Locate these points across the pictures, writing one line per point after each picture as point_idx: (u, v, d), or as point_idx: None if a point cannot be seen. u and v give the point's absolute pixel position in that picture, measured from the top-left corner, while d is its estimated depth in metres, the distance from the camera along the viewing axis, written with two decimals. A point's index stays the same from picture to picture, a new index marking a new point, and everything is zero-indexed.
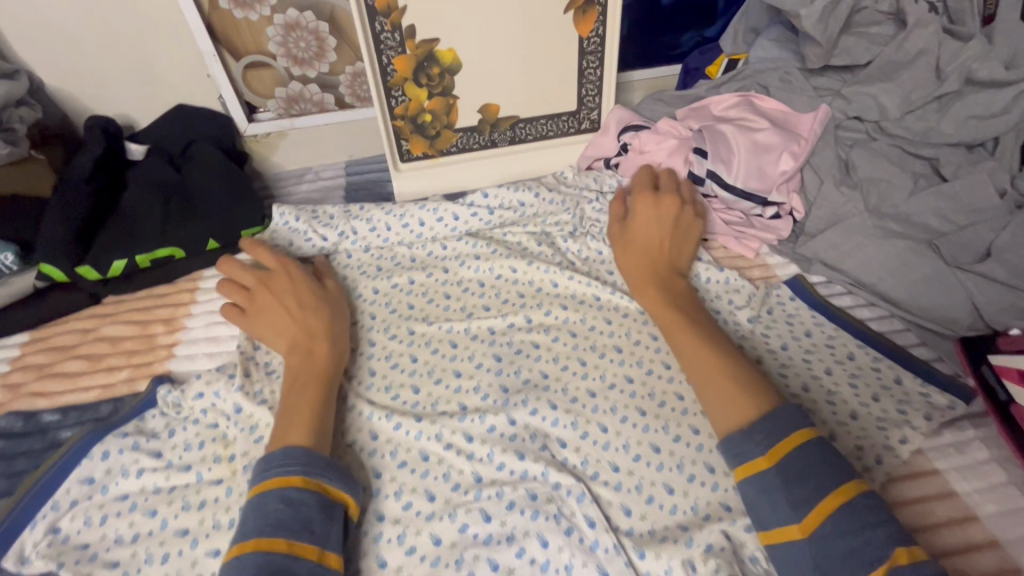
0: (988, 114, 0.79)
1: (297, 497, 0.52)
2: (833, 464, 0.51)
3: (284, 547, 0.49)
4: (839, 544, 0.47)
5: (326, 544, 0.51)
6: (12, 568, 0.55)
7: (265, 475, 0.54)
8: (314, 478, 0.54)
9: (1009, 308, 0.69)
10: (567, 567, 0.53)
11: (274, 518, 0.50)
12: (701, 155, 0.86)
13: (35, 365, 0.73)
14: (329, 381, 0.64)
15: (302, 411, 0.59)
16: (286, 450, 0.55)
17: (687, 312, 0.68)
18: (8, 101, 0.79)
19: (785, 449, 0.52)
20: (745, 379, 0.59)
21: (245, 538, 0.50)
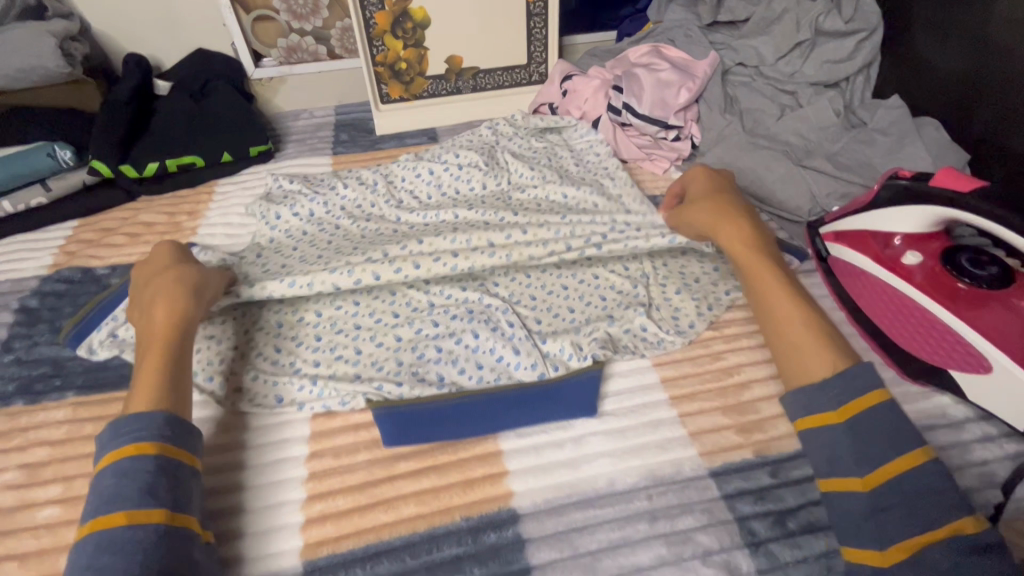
0: (838, 58, 1.03)
1: (132, 467, 0.53)
2: (907, 430, 0.54)
3: (123, 519, 0.50)
4: (898, 498, 0.51)
5: (173, 506, 0.52)
6: (85, 356, 0.74)
7: (109, 447, 0.54)
8: (151, 442, 0.55)
9: (837, 194, 0.92)
10: (491, 349, 0.73)
11: (110, 494, 0.51)
12: (617, 91, 1.08)
13: (86, 239, 0.93)
14: (174, 340, 0.64)
15: (151, 384, 0.59)
16: (134, 417, 0.56)
17: (775, 268, 0.70)
18: (66, 35, 0.99)
19: (860, 409, 0.56)
20: (833, 337, 0.63)
21: (87, 522, 0.51)
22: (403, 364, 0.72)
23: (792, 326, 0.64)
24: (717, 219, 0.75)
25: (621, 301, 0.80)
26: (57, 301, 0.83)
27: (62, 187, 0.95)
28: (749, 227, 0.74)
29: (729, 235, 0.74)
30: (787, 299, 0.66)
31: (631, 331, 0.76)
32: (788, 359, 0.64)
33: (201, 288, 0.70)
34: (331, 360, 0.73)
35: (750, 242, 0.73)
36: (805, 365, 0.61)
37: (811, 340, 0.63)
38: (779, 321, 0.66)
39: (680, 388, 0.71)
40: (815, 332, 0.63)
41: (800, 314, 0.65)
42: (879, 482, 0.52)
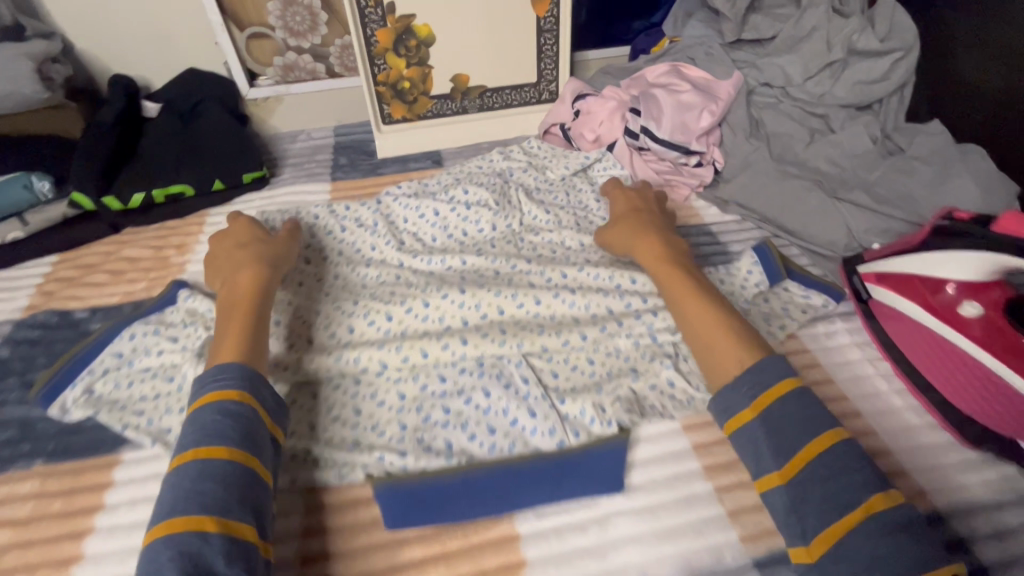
0: (871, 79, 0.96)
1: (238, 410, 0.54)
2: (818, 413, 0.53)
3: (223, 454, 0.51)
4: (820, 488, 0.49)
5: (264, 455, 0.53)
6: (56, 415, 0.68)
7: (202, 390, 0.55)
8: (249, 391, 0.56)
9: (877, 229, 0.84)
10: (504, 410, 0.66)
11: (214, 428, 0.52)
12: (635, 113, 1.01)
13: (65, 277, 0.86)
14: (259, 301, 0.67)
15: (231, 336, 0.61)
16: (221, 367, 0.57)
17: (688, 273, 0.71)
18: (46, 57, 0.92)
19: (772, 399, 0.54)
20: (742, 331, 0.61)
21: (184, 449, 0.51)
22: (406, 428, 0.65)
23: (702, 323, 0.64)
24: (636, 239, 0.79)
25: (645, 351, 0.73)
26: (30, 350, 0.76)
27: (40, 220, 0.88)
28: (665, 241, 0.77)
29: (649, 247, 0.76)
30: (698, 296, 0.66)
31: (657, 387, 0.69)
32: (703, 358, 0.62)
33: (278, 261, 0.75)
34: (328, 423, 0.66)
35: (665, 253, 0.74)
36: (720, 366, 0.60)
37: (722, 336, 0.61)
38: (690, 321, 0.65)
39: (715, 456, 0.64)
40: (728, 329, 0.62)
41: (711, 313, 0.64)
42: (798, 474, 0.51)
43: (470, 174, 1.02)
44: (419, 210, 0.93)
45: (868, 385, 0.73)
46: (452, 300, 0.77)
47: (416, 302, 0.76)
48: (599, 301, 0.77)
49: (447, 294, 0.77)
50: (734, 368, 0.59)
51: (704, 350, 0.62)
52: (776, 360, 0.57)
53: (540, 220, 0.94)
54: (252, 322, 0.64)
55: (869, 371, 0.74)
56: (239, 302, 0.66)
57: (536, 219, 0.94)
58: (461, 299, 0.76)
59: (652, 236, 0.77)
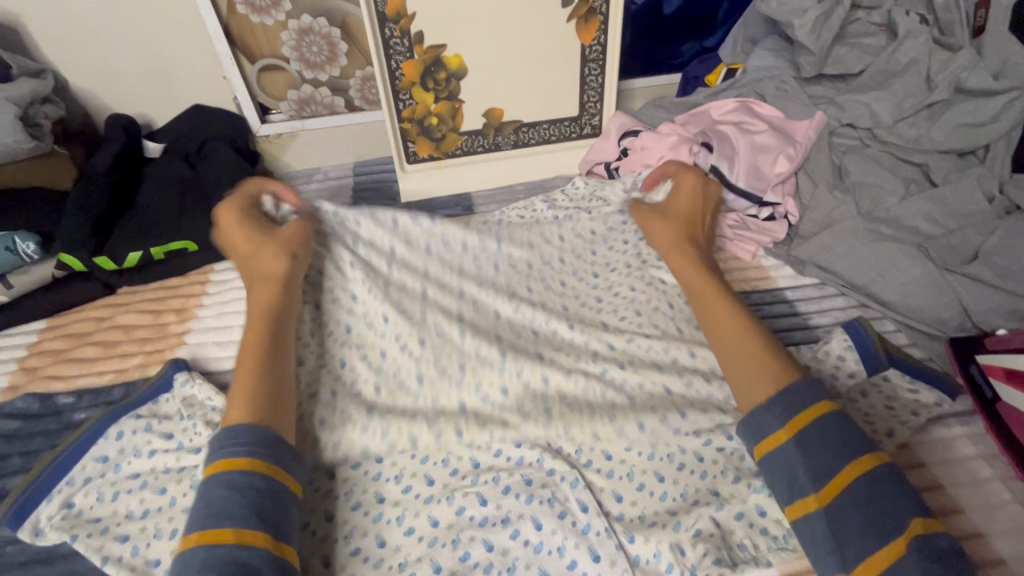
0: (977, 122, 0.81)
1: (244, 482, 0.48)
2: (854, 435, 0.51)
3: (230, 538, 0.45)
4: (856, 514, 0.47)
5: (277, 532, 0.47)
6: (28, 539, 0.58)
7: (208, 457, 0.50)
8: (261, 459, 0.50)
9: (997, 309, 0.70)
10: (560, 549, 0.54)
11: (220, 507, 0.47)
12: (707, 148, 0.87)
13: (51, 350, 0.76)
14: (274, 332, 0.61)
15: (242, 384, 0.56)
16: (229, 430, 0.52)
17: (723, 288, 0.67)
18: (35, 99, 0.82)
19: (806, 424, 0.52)
20: (774, 350, 0.59)
21: (189, 532, 0.46)
22: (441, 571, 0.54)
23: (734, 342, 0.60)
24: (667, 241, 0.74)
25: (726, 466, 0.60)
26: (6, 446, 0.66)
27: (26, 282, 0.80)
28: (698, 253, 0.72)
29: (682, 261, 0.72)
30: (731, 312, 0.63)
31: (744, 517, 0.57)
32: (730, 375, 0.60)
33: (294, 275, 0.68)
34: (346, 558, 0.55)
35: (699, 268, 0.70)
36: (749, 382, 0.57)
37: (758, 356, 0.58)
38: (723, 337, 0.62)
39: None
40: (759, 347, 0.59)
41: (740, 331, 0.61)
42: (834, 497, 0.49)
43: (506, 216, 0.88)
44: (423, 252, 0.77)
45: (1006, 516, 0.59)
46: (491, 368, 0.66)
47: (446, 387, 0.65)
48: (657, 381, 0.65)
49: (481, 375, 0.65)
50: (769, 390, 0.55)
51: (769, 426, 0.53)
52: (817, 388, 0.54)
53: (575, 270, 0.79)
54: (265, 362, 0.58)
55: (1004, 496, 0.61)
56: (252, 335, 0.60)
57: (567, 268, 0.79)
58: (501, 366, 0.66)
59: (690, 249, 0.73)
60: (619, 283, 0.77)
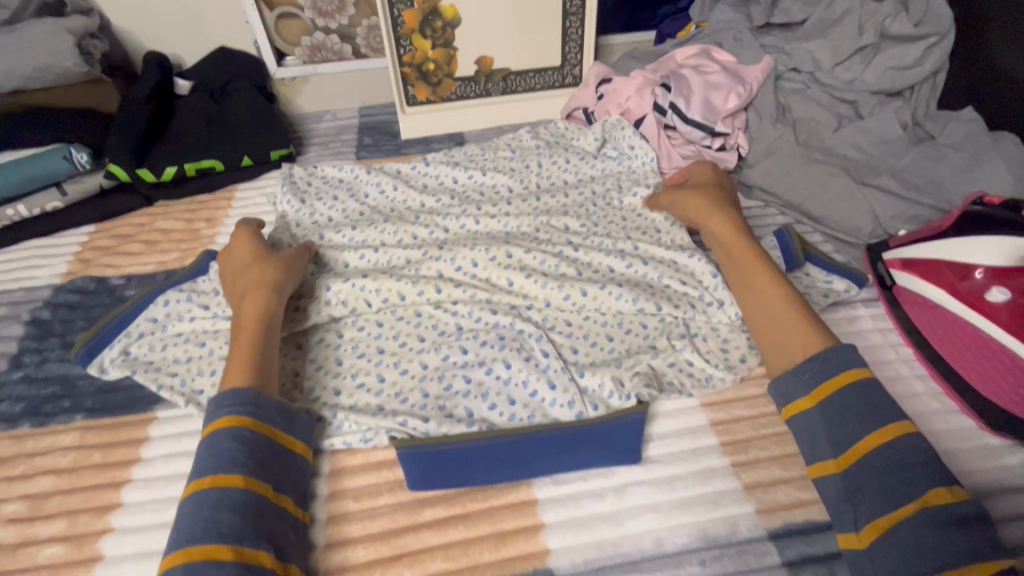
0: (903, 65, 0.94)
1: (251, 437, 0.56)
2: (885, 404, 0.56)
3: (238, 484, 0.53)
4: (871, 475, 0.53)
5: (275, 484, 0.56)
6: (95, 374, 0.71)
7: (216, 414, 0.57)
8: (263, 420, 0.58)
9: (901, 215, 0.83)
10: (525, 381, 0.68)
11: (229, 457, 0.54)
12: (666, 88, 1.01)
13: (101, 246, 0.89)
14: (267, 337, 0.65)
15: (234, 372, 0.61)
16: (234, 392, 0.59)
17: (754, 251, 0.73)
18: (85, 32, 0.95)
19: (833, 391, 0.58)
20: (810, 321, 0.64)
21: (201, 475, 0.53)
22: (429, 396, 0.67)
23: (768, 309, 0.67)
24: (708, 212, 0.79)
25: (664, 329, 0.74)
26: (70, 312, 0.79)
27: (79, 191, 0.91)
28: (736, 218, 0.78)
29: (719, 225, 0.77)
30: (773, 286, 0.68)
31: (675, 365, 0.70)
32: (768, 343, 0.66)
33: (286, 283, 0.72)
34: (353, 389, 0.69)
35: (735, 234, 0.75)
36: (786, 347, 0.64)
37: (791, 323, 0.64)
38: (760, 311, 0.68)
39: (734, 433, 0.64)
40: (802, 320, 0.64)
41: (784, 305, 0.66)
42: (852, 463, 0.54)
43: (493, 150, 1.03)
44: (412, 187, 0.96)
45: (888, 369, 0.73)
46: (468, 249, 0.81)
47: (428, 263, 0.80)
48: (603, 261, 0.81)
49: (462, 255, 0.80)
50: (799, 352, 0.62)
51: (796, 394, 0.59)
52: (847, 351, 0.59)
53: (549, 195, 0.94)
54: (257, 359, 0.62)
55: (891, 356, 0.75)
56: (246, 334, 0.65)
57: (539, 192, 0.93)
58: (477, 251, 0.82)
59: (722, 214, 0.78)
60: (584, 202, 0.92)
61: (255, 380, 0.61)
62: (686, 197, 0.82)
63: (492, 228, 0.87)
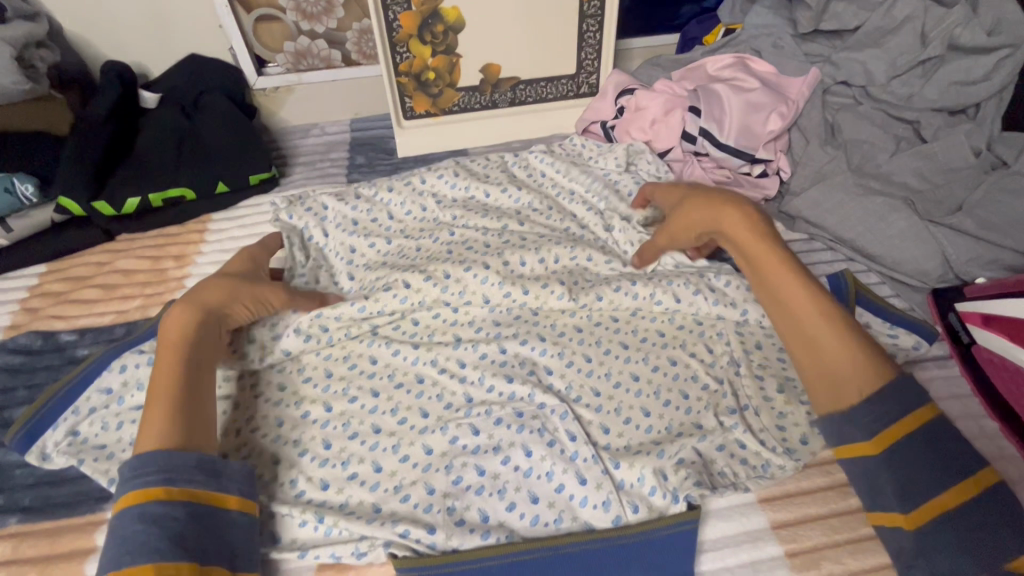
0: (970, 80, 0.82)
1: (164, 513, 0.47)
2: (957, 451, 0.48)
3: (149, 574, 0.44)
4: (949, 536, 0.45)
5: (202, 556, 0.47)
6: (35, 463, 0.59)
7: (125, 489, 0.48)
8: (178, 485, 0.49)
9: (977, 260, 0.72)
10: (548, 474, 0.57)
11: (136, 543, 0.45)
12: (695, 112, 0.89)
13: (52, 292, 0.77)
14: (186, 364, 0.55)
15: (151, 421, 0.52)
16: (144, 457, 0.49)
17: (778, 250, 0.59)
18: (29, 41, 0.82)
19: (904, 430, 0.49)
20: (864, 345, 0.53)
21: (106, 571, 0.45)
22: (435, 493, 0.56)
23: (809, 331, 0.55)
24: (717, 210, 0.63)
25: (710, 400, 0.62)
26: (11, 379, 0.68)
27: (26, 227, 0.79)
28: (750, 208, 0.62)
29: (734, 223, 0.61)
30: (811, 300, 0.56)
31: (725, 449, 0.59)
32: (813, 371, 0.54)
33: (218, 299, 0.62)
34: (344, 482, 0.58)
35: (751, 228, 0.60)
36: (837, 381, 0.53)
37: (840, 350, 0.53)
38: (798, 334, 0.56)
39: (802, 540, 0.54)
40: (852, 345, 0.53)
41: (830, 325, 0.54)
42: (925, 521, 0.46)
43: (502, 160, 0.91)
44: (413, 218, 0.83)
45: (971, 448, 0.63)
46: (478, 302, 0.70)
47: (440, 325, 0.69)
48: (646, 326, 0.69)
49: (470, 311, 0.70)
50: (854, 396, 0.51)
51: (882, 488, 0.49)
52: (910, 384, 0.51)
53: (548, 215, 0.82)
54: (176, 408, 0.53)
55: (974, 431, 0.64)
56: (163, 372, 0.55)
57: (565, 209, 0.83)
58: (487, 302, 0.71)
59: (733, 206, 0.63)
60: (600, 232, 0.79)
61: (173, 437, 0.51)
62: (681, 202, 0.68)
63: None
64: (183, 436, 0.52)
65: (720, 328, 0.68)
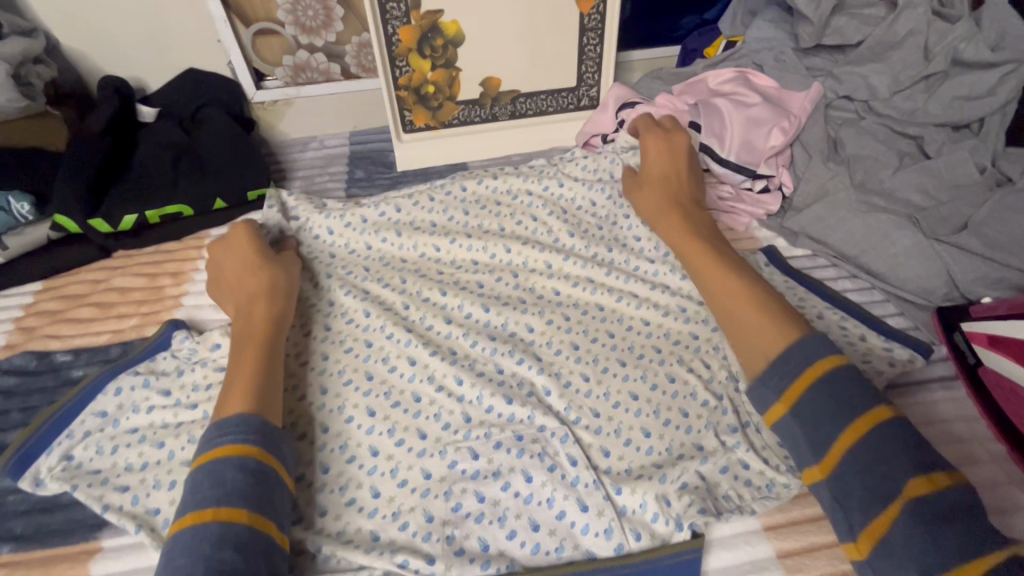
0: (974, 95, 0.82)
1: (258, 468, 0.49)
2: (902, 456, 0.44)
3: (245, 519, 0.46)
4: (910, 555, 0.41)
5: (280, 517, 0.49)
6: (28, 489, 0.58)
7: (214, 444, 0.50)
8: (272, 450, 0.52)
9: (982, 279, 0.72)
10: (550, 500, 0.56)
11: (234, 488, 0.47)
12: (695, 128, 0.87)
13: (46, 310, 0.77)
14: (276, 340, 0.62)
15: (235, 387, 0.56)
16: (237, 418, 0.52)
17: (709, 244, 0.68)
18: (26, 58, 0.82)
19: (802, 390, 0.50)
20: (776, 310, 0.57)
21: (199, 508, 0.46)
22: (434, 520, 0.55)
23: (728, 306, 0.61)
24: (659, 212, 0.75)
25: (709, 421, 0.62)
26: (5, 401, 0.67)
27: (21, 245, 0.78)
28: (688, 213, 0.73)
29: (669, 228, 0.73)
30: (727, 279, 0.62)
31: (729, 470, 0.59)
32: (738, 344, 0.58)
33: (294, 285, 0.69)
34: (342, 509, 0.57)
35: (682, 228, 0.71)
36: (753, 346, 0.56)
37: (753, 319, 0.57)
38: (723, 303, 0.61)
39: (807, 570, 0.53)
40: (768, 313, 0.57)
41: (744, 296, 0.60)
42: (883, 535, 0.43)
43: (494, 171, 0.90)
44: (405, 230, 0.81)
45: (978, 472, 0.62)
46: (476, 320, 0.72)
47: (436, 341, 0.69)
48: (644, 343, 0.69)
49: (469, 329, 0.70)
50: (763, 360, 0.55)
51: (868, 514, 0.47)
52: (839, 376, 0.49)
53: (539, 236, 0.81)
54: (265, 379, 0.57)
55: (981, 454, 0.63)
56: (256, 337, 0.61)
57: (561, 224, 0.81)
58: (486, 318, 0.71)
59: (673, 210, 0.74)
60: (596, 247, 0.79)
61: (259, 403, 0.54)
62: (642, 195, 0.78)
63: (501, 288, 0.75)
64: (264, 407, 0.55)
65: (717, 342, 0.69)
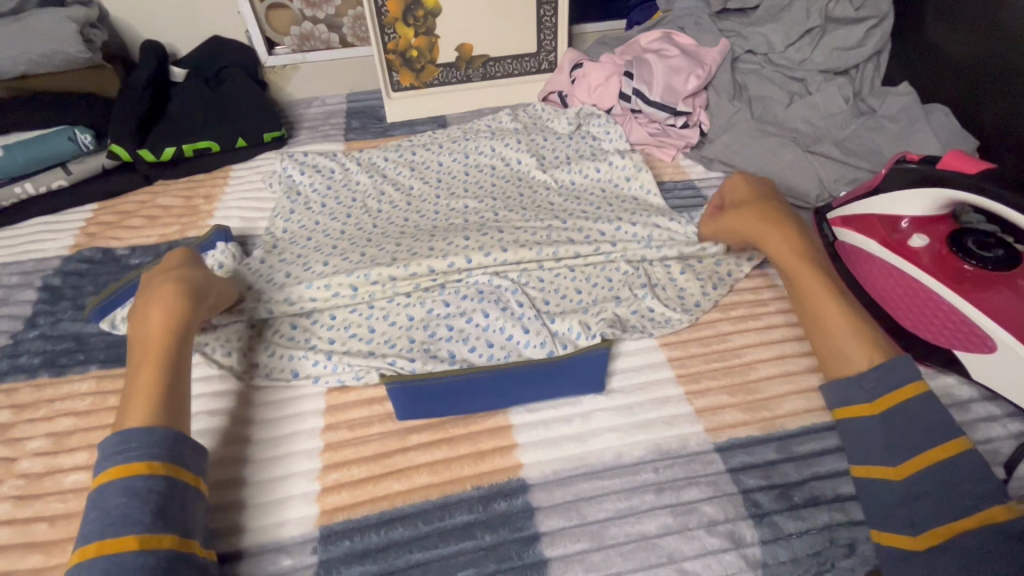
0: (847, 46, 1.03)
1: (145, 487, 0.51)
2: (979, 483, 0.51)
3: (132, 545, 0.48)
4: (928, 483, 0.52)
5: (183, 530, 0.51)
6: (107, 328, 0.76)
7: (104, 465, 0.52)
8: (161, 460, 0.53)
9: (842, 180, 0.92)
10: (501, 329, 0.74)
11: (118, 515, 0.49)
12: (628, 76, 1.09)
13: (105, 222, 0.95)
14: (171, 351, 0.61)
15: (139, 400, 0.57)
16: (126, 434, 0.54)
17: (822, 272, 0.68)
18: (85, 22, 1.01)
19: (896, 401, 0.56)
20: (874, 335, 0.62)
21: (87, 543, 0.49)
22: (415, 341, 0.74)
23: (833, 324, 0.64)
24: (768, 228, 0.73)
25: (626, 281, 0.81)
26: (80, 280, 0.85)
27: (82, 171, 0.97)
28: (797, 233, 0.72)
29: (781, 246, 0.72)
30: (837, 308, 0.65)
31: (638, 311, 0.77)
32: (831, 354, 0.64)
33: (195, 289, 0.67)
34: (345, 338, 0.75)
35: (797, 248, 0.71)
36: (844, 357, 0.62)
37: (851, 341, 0.63)
38: (825, 320, 0.65)
39: (687, 367, 0.72)
40: (864, 335, 0.63)
41: (848, 321, 0.64)
42: (915, 471, 0.53)
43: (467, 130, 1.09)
44: (393, 168, 1.01)
45: None
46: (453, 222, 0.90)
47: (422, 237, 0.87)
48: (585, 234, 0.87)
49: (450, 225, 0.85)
50: (855, 366, 0.61)
51: None
52: (930, 401, 0.56)
53: (502, 167, 1.01)
54: (161, 395, 0.58)
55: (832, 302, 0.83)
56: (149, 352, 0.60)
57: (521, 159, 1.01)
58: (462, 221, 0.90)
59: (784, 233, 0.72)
60: (548, 172, 0.98)
61: (161, 416, 0.56)
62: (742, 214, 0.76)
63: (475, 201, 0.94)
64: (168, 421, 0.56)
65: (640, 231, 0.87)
